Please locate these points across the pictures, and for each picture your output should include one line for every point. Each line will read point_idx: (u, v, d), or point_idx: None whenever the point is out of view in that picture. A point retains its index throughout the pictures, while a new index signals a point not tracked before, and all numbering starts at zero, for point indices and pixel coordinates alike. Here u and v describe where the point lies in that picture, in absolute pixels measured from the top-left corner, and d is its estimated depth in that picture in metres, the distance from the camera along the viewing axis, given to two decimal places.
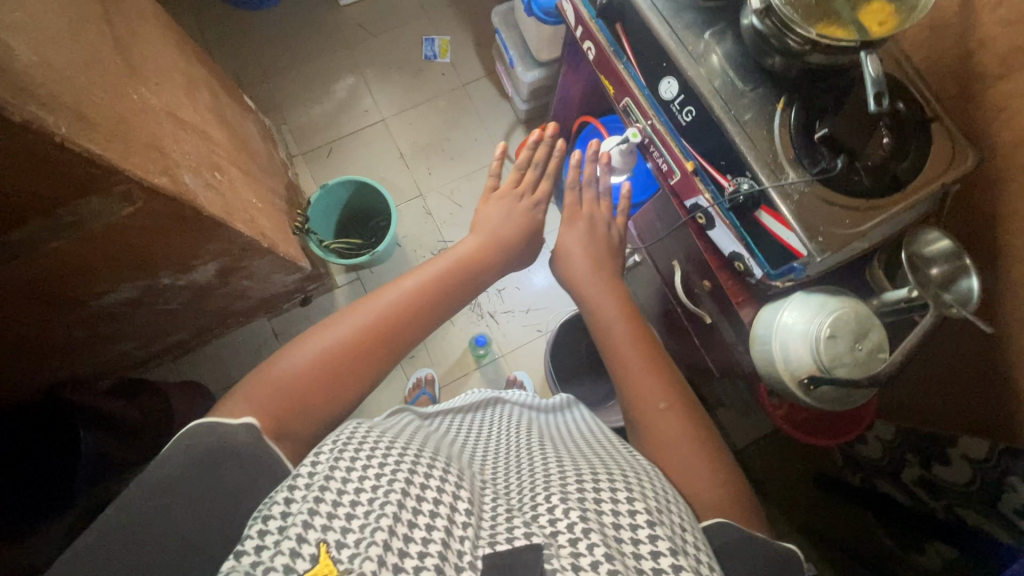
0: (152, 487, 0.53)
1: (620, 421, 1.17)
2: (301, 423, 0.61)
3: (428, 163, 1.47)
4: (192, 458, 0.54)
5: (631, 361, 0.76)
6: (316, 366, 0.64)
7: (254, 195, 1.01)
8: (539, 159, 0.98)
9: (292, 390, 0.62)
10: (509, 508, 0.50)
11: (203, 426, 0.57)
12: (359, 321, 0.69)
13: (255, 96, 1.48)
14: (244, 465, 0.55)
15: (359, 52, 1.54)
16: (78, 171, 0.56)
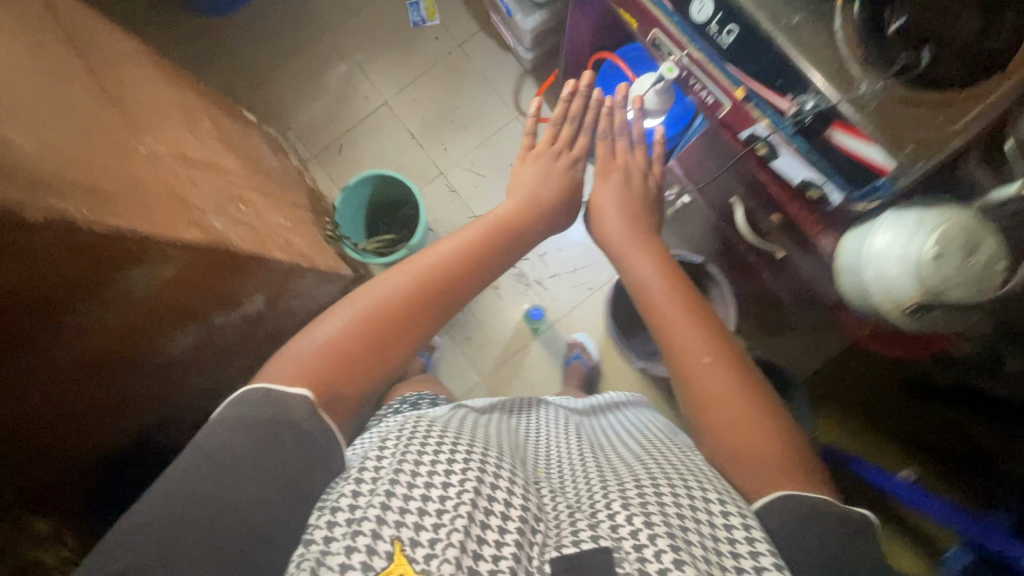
0: (211, 454, 0.53)
1: None
2: (349, 386, 0.62)
3: (442, 138, 1.40)
4: (252, 427, 0.55)
5: (663, 328, 0.69)
6: (359, 328, 0.64)
7: (280, 215, 0.98)
8: (576, 112, 0.91)
9: (342, 351, 0.62)
10: (572, 509, 0.51)
11: (265, 392, 0.58)
12: (404, 278, 0.68)
13: (253, 107, 1.43)
14: (304, 444, 0.56)
15: (345, 34, 1.44)
16: (114, 250, 0.53)
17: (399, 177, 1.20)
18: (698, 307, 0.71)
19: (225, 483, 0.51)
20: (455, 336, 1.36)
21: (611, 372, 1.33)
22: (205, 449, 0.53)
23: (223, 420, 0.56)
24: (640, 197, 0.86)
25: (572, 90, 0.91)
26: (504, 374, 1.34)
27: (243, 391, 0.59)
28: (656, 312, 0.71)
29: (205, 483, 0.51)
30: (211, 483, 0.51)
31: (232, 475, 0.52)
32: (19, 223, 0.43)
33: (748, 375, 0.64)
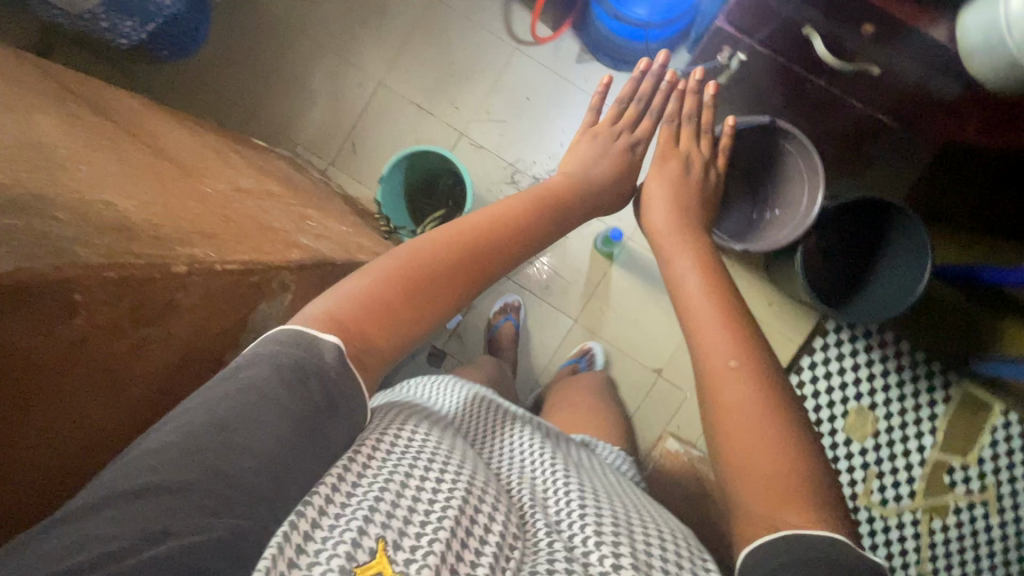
0: (235, 389, 0.50)
1: (789, 234, 1.07)
2: (379, 333, 0.60)
3: (450, 96, 1.35)
4: (281, 364, 0.51)
5: (687, 326, 0.68)
6: (393, 277, 0.64)
7: (339, 223, 0.95)
8: (642, 93, 1.03)
9: (378, 301, 0.61)
10: (547, 531, 0.52)
11: (294, 332, 0.54)
12: (441, 235, 0.71)
13: (254, 133, 1.38)
14: (330, 391, 0.53)
15: (315, 30, 1.37)
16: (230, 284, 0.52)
17: (443, 154, 1.16)
18: (723, 305, 0.68)
19: (244, 419, 0.48)
20: (533, 289, 1.33)
21: None
22: (230, 382, 0.50)
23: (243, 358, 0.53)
24: (690, 189, 0.93)
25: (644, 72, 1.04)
26: (595, 308, 1.32)
27: (276, 331, 0.56)
28: (687, 312, 0.69)
29: (226, 415, 0.48)
30: (233, 415, 0.48)
31: (252, 412, 0.48)
32: (97, 282, 0.42)
33: (773, 383, 0.60)
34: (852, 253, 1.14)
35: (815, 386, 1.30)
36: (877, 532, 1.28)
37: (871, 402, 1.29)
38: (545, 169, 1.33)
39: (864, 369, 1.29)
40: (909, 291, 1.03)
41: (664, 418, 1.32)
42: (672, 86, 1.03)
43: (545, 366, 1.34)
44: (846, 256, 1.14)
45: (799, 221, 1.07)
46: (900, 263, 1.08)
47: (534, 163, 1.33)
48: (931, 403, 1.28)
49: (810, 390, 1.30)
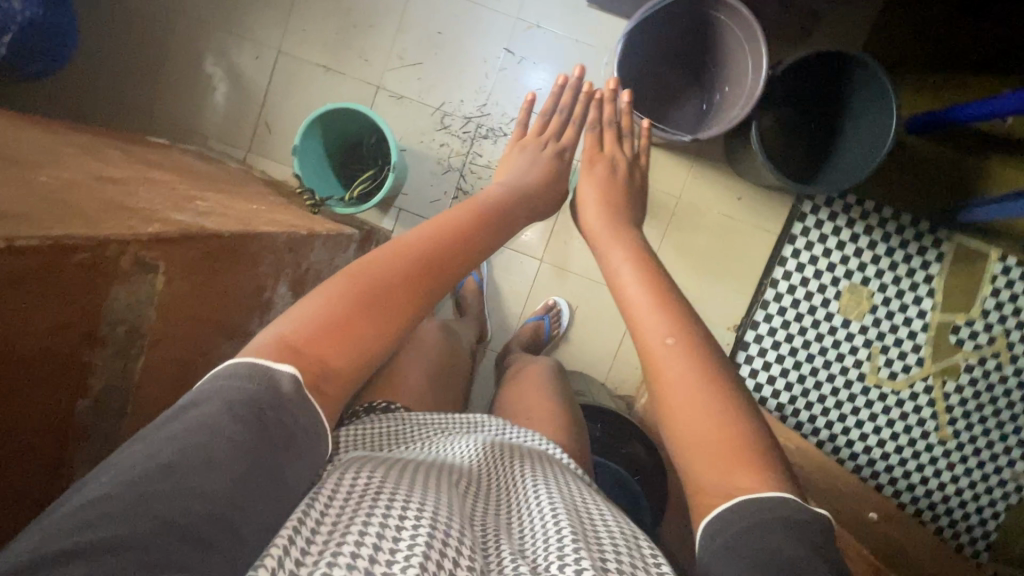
0: (180, 431, 0.43)
1: (739, 112, 0.97)
2: (339, 360, 0.57)
3: (357, 49, 1.24)
4: (241, 401, 0.46)
5: (629, 314, 0.68)
6: (351, 300, 0.60)
7: (250, 203, 0.86)
8: (562, 103, 1.01)
9: (334, 324, 0.58)
10: (516, 560, 0.45)
11: (247, 368, 0.49)
12: (406, 250, 0.68)
13: (161, 135, 1.27)
14: (296, 424, 0.48)
15: (194, 7, 1.25)
16: (65, 269, 0.44)
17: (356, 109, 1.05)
18: (661, 293, 0.68)
19: (195, 459, 0.41)
20: None
21: (656, 181, 1.22)
22: (173, 427, 0.44)
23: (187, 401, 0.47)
24: (622, 189, 0.92)
25: (563, 83, 1.01)
26: (559, 243, 1.25)
27: (228, 367, 0.51)
28: (630, 302, 0.69)
29: (173, 458, 0.41)
30: (182, 456, 0.41)
31: (203, 452, 0.42)
32: None
33: (709, 355, 0.62)
34: (811, 124, 1.06)
35: (802, 273, 1.23)
36: (891, 408, 1.25)
37: (863, 278, 1.23)
38: (475, 106, 1.23)
39: (850, 245, 1.22)
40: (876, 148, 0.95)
41: None
42: (591, 96, 1.00)
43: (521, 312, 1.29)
44: (808, 126, 1.06)
45: (747, 96, 0.97)
46: (864, 123, 0.99)
47: (462, 102, 1.23)
48: (925, 264, 1.21)
49: (797, 280, 1.24)
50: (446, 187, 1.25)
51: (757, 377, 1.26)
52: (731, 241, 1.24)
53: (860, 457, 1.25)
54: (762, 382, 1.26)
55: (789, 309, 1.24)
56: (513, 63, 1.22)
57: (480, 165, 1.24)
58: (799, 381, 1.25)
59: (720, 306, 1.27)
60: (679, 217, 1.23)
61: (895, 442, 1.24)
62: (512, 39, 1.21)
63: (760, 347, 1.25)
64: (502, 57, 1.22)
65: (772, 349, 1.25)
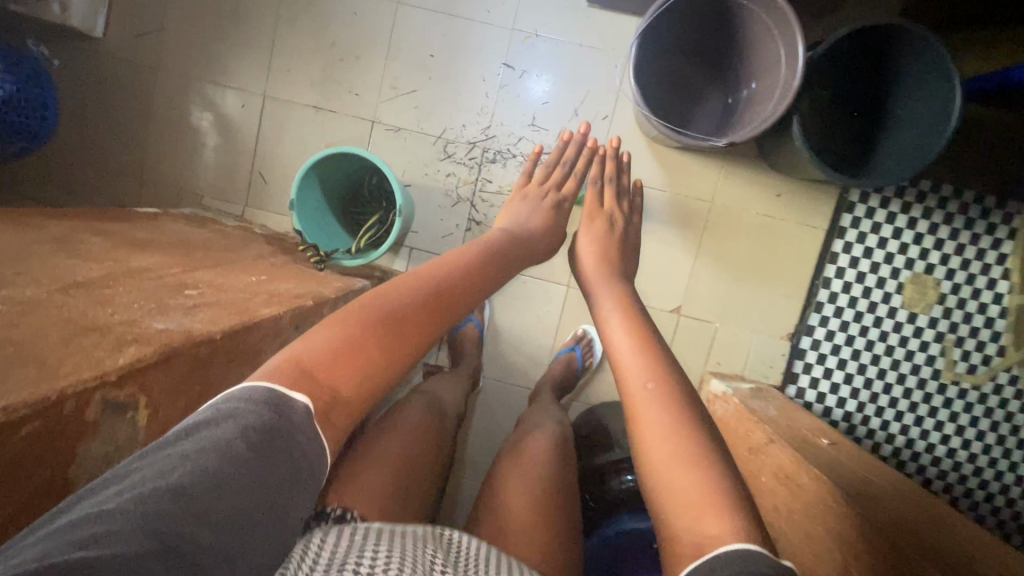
0: (190, 451, 0.42)
1: (775, 104, 0.86)
2: (346, 387, 0.58)
3: (345, 84, 1.15)
4: (257, 423, 0.46)
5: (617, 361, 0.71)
6: (372, 326, 0.63)
7: (249, 275, 0.78)
8: (568, 155, 1.03)
9: (349, 350, 0.60)
10: None
11: (260, 391, 0.49)
12: (431, 283, 0.71)
13: (154, 200, 1.21)
14: (301, 458, 0.48)
15: (173, 60, 1.18)
16: (15, 443, 0.38)
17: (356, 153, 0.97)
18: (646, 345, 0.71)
19: (206, 482, 0.40)
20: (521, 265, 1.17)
21: (683, 186, 1.12)
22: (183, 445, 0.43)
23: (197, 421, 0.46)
24: (619, 242, 0.97)
25: (569, 139, 1.04)
26: None
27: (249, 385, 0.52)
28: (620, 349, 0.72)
29: (186, 477, 0.40)
30: (195, 477, 0.40)
31: (217, 474, 0.41)
32: None
33: (686, 406, 0.62)
34: (859, 109, 0.93)
35: (857, 268, 1.11)
36: (972, 405, 1.12)
37: (926, 266, 1.11)
38: (479, 129, 1.14)
39: (908, 232, 1.10)
40: (931, 131, 0.83)
41: (699, 356, 1.16)
42: (594, 152, 1.04)
43: (551, 344, 1.20)
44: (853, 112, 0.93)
45: (781, 85, 0.85)
46: (916, 103, 0.87)
47: (464, 127, 1.14)
48: (995, 244, 1.08)
49: (852, 276, 1.12)
50: (457, 219, 1.16)
51: (818, 388, 1.15)
52: (773, 241, 1.13)
53: (945, 464, 1.12)
54: (825, 393, 1.15)
55: (846, 311, 1.13)
56: (514, 78, 1.13)
57: (491, 192, 1.15)
58: (865, 388, 1.13)
59: (770, 315, 1.15)
60: (713, 222, 1.13)
61: (983, 443, 1.11)
62: (510, 52, 1.12)
63: (818, 354, 1.14)
64: (501, 73, 1.13)
65: (831, 355, 1.14)
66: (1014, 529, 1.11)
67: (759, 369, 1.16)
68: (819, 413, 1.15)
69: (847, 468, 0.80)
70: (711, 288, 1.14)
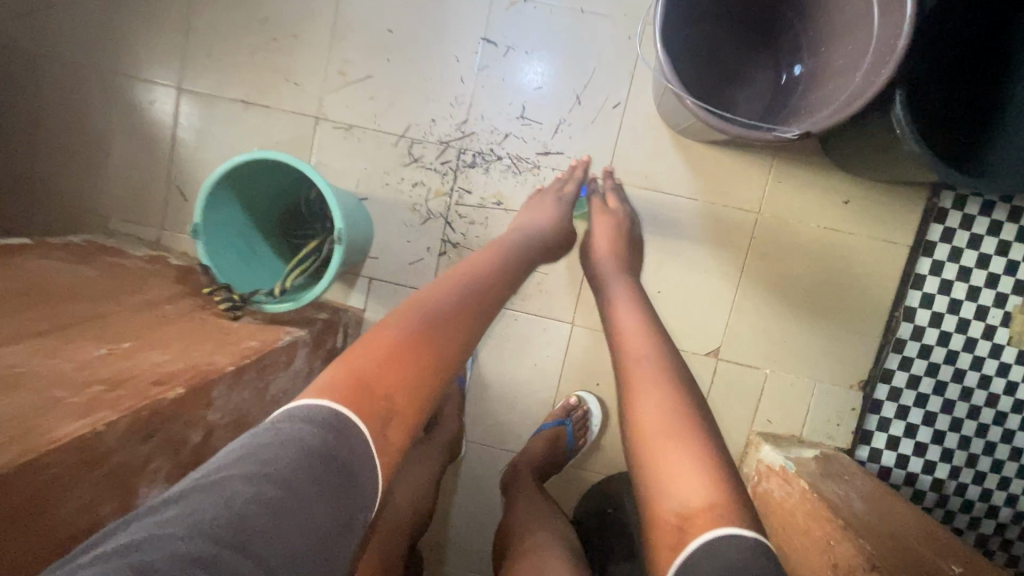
0: (250, 468, 0.34)
1: (862, 73, 0.59)
2: (406, 395, 0.46)
3: (281, 70, 0.90)
4: (322, 450, 0.37)
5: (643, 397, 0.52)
6: (448, 315, 0.52)
7: (97, 343, 0.53)
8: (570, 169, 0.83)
9: (419, 346, 0.48)
10: None
11: (318, 409, 0.39)
12: (494, 269, 0.61)
13: (50, 224, 0.96)
14: (362, 492, 0.38)
15: (66, 43, 0.93)
16: None
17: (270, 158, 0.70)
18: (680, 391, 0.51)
19: (269, 513, 0.32)
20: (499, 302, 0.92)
21: (719, 192, 0.86)
22: (243, 460, 0.34)
23: (263, 433, 0.37)
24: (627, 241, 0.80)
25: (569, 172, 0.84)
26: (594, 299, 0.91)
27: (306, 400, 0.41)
28: (644, 400, 0.52)
29: (244, 504, 0.32)
30: (254, 504, 0.32)
31: (281, 508, 0.33)
32: None
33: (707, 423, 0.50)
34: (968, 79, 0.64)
35: (951, 294, 0.85)
36: None
37: None
38: (452, 124, 0.88)
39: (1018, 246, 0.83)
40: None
41: (743, 411, 0.90)
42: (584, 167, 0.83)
43: (553, 399, 0.94)
44: (960, 82, 0.64)
45: (873, 47, 0.59)
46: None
47: (434, 122, 0.89)
48: None
49: (943, 305, 0.85)
50: (428, 241, 0.91)
51: (898, 449, 0.88)
52: (838, 261, 0.87)
53: None
54: (907, 456, 0.88)
55: (936, 349, 0.86)
56: (497, 56, 0.87)
57: (470, 206, 0.89)
58: (960, 448, 0.87)
59: (835, 357, 0.89)
60: (760, 239, 0.86)
61: None
62: (491, 24, 0.86)
63: (897, 406, 0.88)
64: (479, 51, 0.87)
65: (916, 407, 0.87)
66: None
67: (822, 428, 0.90)
68: (899, 481, 0.89)
69: None
70: (758, 326, 0.88)
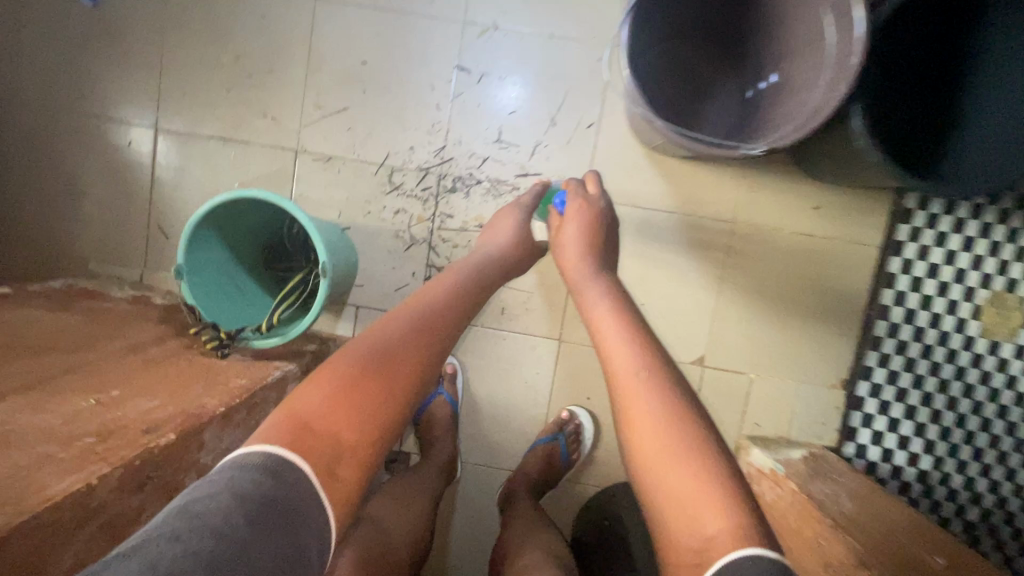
0: (178, 527, 0.31)
1: (820, 91, 0.62)
2: (353, 432, 0.44)
3: (257, 105, 0.91)
4: (260, 497, 0.35)
5: (646, 463, 0.46)
6: (392, 352, 0.49)
7: (84, 394, 0.53)
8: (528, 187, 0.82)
9: (356, 386, 0.46)
10: None
11: (255, 456, 0.39)
12: (445, 291, 0.59)
13: (30, 270, 0.96)
14: (309, 533, 0.37)
15: (38, 88, 0.92)
16: None
17: (249, 196, 0.71)
18: (679, 441, 0.45)
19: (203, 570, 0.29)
20: (486, 323, 0.93)
21: (695, 203, 0.88)
22: (171, 520, 0.32)
23: (193, 491, 0.35)
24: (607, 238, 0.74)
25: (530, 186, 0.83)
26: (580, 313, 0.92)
27: (243, 452, 0.39)
28: (659, 452, 0.45)
29: (173, 561, 0.29)
30: (183, 563, 0.29)
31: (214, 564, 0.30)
32: None
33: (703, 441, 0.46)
34: (918, 93, 0.67)
35: (922, 291, 0.88)
36: None
37: (1006, 282, 0.87)
38: (431, 151, 0.90)
39: (981, 243, 0.86)
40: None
41: (732, 417, 0.92)
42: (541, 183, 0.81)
43: (545, 415, 0.95)
44: (913, 94, 0.67)
45: (829, 67, 0.62)
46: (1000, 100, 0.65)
47: (413, 150, 0.90)
48: None
49: (916, 302, 0.88)
50: (413, 266, 0.91)
51: (882, 443, 0.91)
52: (813, 268, 0.90)
53: None
54: (891, 450, 0.91)
55: (912, 345, 0.88)
56: (471, 83, 0.89)
57: (452, 230, 0.90)
58: (942, 440, 0.89)
59: (816, 357, 0.91)
60: (736, 248, 0.89)
61: None
62: (463, 52, 0.88)
63: (879, 402, 0.90)
64: (454, 79, 0.89)
65: (897, 402, 0.90)
66: None
67: (808, 428, 0.92)
68: (886, 475, 0.91)
69: None
70: (739, 330, 0.90)
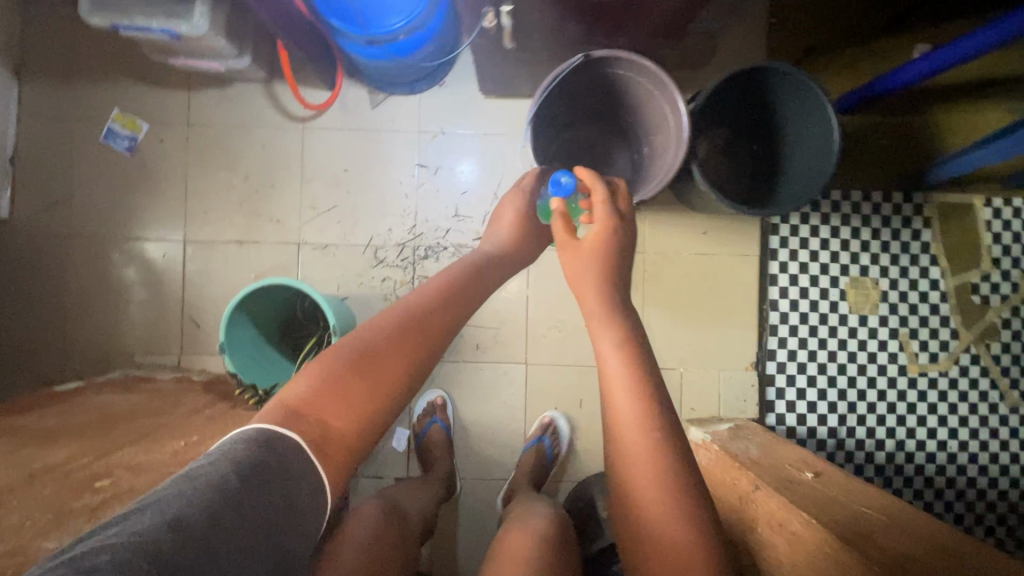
0: (185, 486, 0.44)
1: (671, 157, 0.89)
2: (340, 422, 0.56)
3: (264, 213, 1.16)
4: (250, 460, 0.47)
5: (633, 484, 0.55)
6: (369, 354, 0.59)
7: (175, 439, 0.73)
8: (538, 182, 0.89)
9: (337, 387, 0.56)
10: None
11: (253, 431, 0.51)
12: (438, 284, 0.68)
13: (83, 369, 1.15)
14: (293, 482, 0.49)
15: (86, 223, 1.16)
16: None
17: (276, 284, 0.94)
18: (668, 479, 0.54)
19: (205, 512, 0.42)
20: (466, 358, 1.15)
21: None
22: (179, 483, 0.44)
23: (199, 462, 0.48)
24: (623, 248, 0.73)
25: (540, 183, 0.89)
26: (539, 339, 1.15)
27: (245, 429, 0.52)
28: (650, 481, 0.54)
29: (182, 508, 0.41)
30: (190, 508, 0.42)
31: (213, 506, 0.42)
32: None
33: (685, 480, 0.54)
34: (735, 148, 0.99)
35: (799, 284, 1.13)
36: (944, 391, 1.14)
37: (860, 268, 1.13)
38: (405, 230, 1.15)
39: (834, 241, 1.13)
40: (821, 168, 0.86)
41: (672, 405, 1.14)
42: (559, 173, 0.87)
43: (524, 427, 1.15)
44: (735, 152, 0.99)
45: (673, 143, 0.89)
46: (794, 145, 0.94)
47: (391, 231, 1.15)
48: (916, 237, 1.13)
49: (797, 293, 1.13)
50: None
51: (796, 410, 1.13)
52: (713, 280, 1.15)
53: (940, 458, 1.13)
54: (803, 414, 1.13)
55: (800, 328, 1.13)
56: (430, 175, 1.15)
57: None
58: (841, 399, 1.13)
59: (730, 349, 1.15)
60: (651, 271, 1.14)
61: (970, 428, 1.13)
62: (422, 152, 1.15)
63: (786, 377, 1.13)
64: (417, 173, 1.15)
65: (799, 374, 1.13)
66: (995, 521, 1.13)
67: (734, 406, 1.14)
68: (804, 436, 1.13)
69: (839, 499, 0.74)
70: (665, 335, 1.14)
